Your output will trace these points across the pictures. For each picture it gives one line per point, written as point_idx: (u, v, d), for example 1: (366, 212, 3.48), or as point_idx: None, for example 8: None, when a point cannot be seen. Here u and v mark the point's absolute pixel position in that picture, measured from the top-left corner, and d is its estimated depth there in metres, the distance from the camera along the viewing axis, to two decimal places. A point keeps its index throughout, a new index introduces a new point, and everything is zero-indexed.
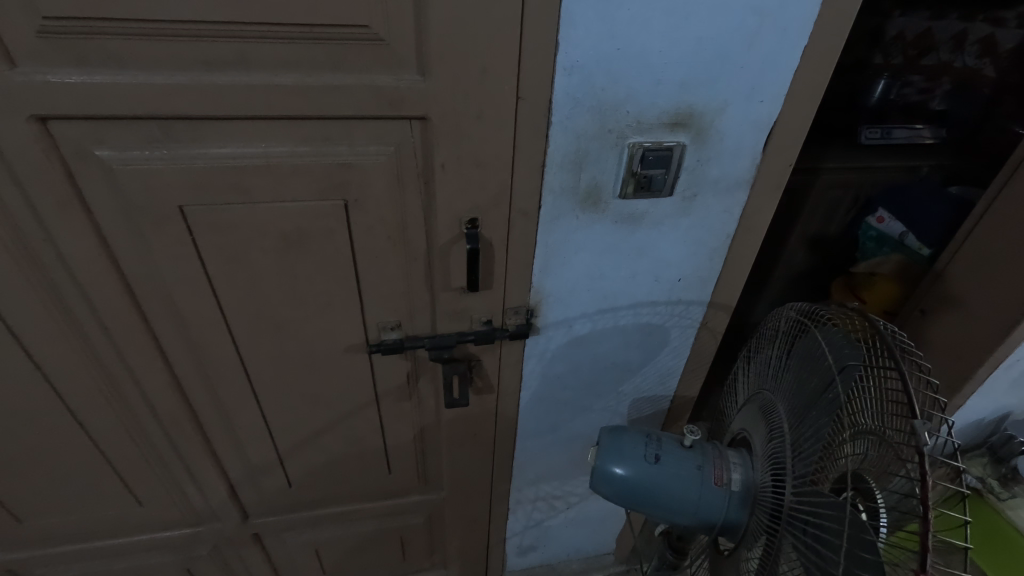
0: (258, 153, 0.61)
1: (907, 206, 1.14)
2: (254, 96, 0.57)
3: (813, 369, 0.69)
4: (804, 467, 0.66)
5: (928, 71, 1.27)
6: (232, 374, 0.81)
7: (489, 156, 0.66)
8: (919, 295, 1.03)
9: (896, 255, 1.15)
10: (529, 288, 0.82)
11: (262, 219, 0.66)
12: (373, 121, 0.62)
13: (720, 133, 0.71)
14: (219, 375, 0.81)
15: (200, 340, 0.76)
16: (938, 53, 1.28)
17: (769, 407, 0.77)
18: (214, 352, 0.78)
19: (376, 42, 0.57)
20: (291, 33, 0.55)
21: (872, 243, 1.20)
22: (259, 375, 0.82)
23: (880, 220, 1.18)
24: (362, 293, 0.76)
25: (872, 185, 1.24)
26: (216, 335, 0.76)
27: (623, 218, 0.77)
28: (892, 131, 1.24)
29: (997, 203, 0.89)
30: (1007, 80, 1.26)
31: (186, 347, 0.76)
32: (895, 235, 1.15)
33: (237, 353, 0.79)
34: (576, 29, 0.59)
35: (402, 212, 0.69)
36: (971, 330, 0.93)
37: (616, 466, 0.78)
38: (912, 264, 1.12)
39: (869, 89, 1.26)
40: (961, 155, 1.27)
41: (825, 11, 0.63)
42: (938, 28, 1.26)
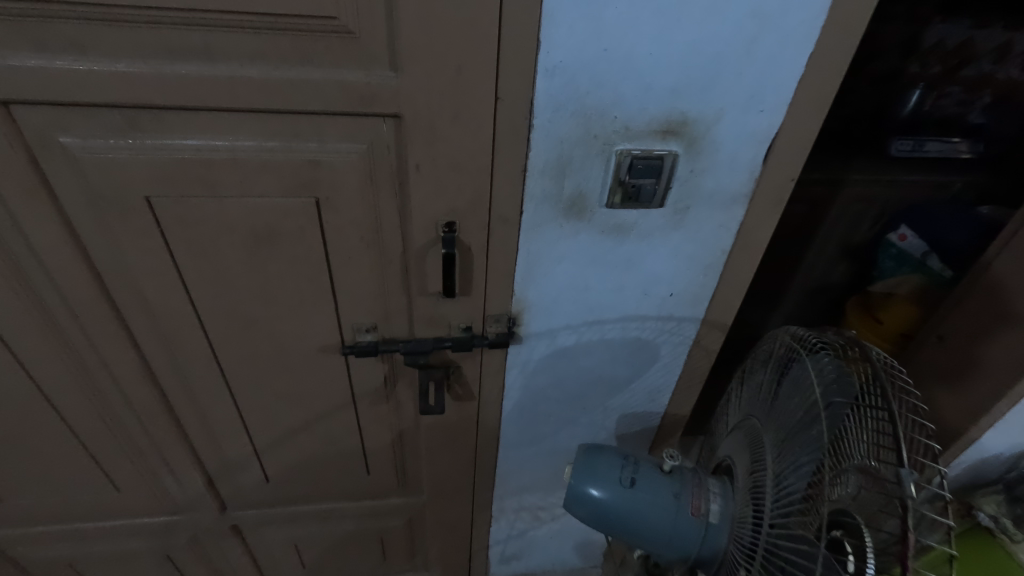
0: (225, 146, 0.59)
1: (928, 226, 1.08)
2: (219, 87, 0.55)
3: (801, 400, 0.65)
4: (786, 505, 0.62)
5: (968, 83, 1.18)
6: (205, 367, 0.80)
7: (465, 158, 0.63)
8: (937, 321, 0.99)
9: (915, 277, 1.10)
10: (510, 296, 0.79)
11: (231, 214, 0.65)
12: (345, 119, 0.60)
13: (715, 143, 0.67)
14: (193, 369, 0.80)
15: (172, 332, 0.75)
16: (979, 64, 1.17)
17: (755, 436, 0.73)
18: (186, 345, 0.77)
19: (345, 35, 0.54)
20: (254, 24, 0.53)
21: (891, 261, 1.15)
22: (232, 371, 0.81)
23: (902, 238, 1.11)
24: (336, 293, 0.74)
25: (897, 201, 1.17)
26: (187, 328, 0.75)
27: (610, 229, 0.73)
28: (924, 144, 1.17)
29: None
30: None
31: (159, 340, 0.75)
32: (916, 255, 1.10)
33: (209, 348, 0.78)
34: (559, 28, 0.56)
35: (377, 214, 0.67)
36: (988, 360, 0.89)
37: (591, 487, 0.74)
38: (931, 287, 1.09)
39: (903, 99, 1.19)
40: (994, 175, 1.19)
41: (833, 16, 0.58)
42: (981, 38, 1.15)
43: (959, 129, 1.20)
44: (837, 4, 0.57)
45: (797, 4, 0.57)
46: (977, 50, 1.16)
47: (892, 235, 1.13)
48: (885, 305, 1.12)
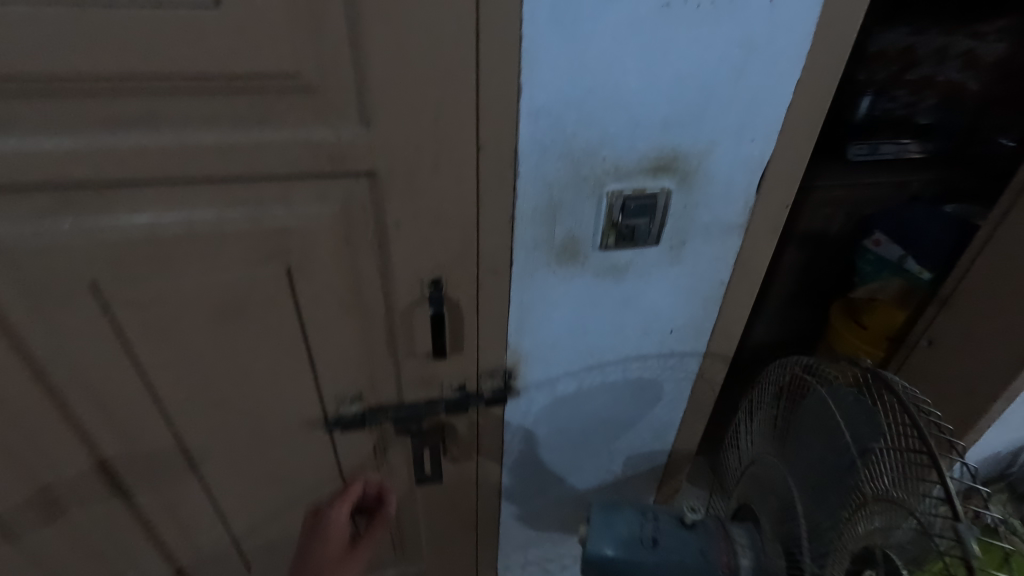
0: (182, 219, 0.54)
1: (901, 229, 1.09)
2: (170, 157, 0.50)
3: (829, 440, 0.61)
4: (823, 548, 0.59)
5: (914, 84, 1.10)
6: (170, 457, 0.71)
7: (449, 211, 0.59)
8: (925, 324, 0.99)
9: (896, 279, 1.10)
10: (505, 349, 0.74)
11: (193, 291, 0.58)
12: (315, 180, 0.54)
13: (708, 176, 0.64)
14: (156, 460, 0.71)
15: (129, 423, 0.67)
16: (922, 67, 1.08)
17: (775, 474, 0.70)
18: (146, 436, 0.68)
19: (310, 91, 0.49)
20: (206, 86, 0.47)
21: (870, 267, 1.14)
22: (202, 457, 0.73)
23: (877, 243, 1.11)
24: (315, 362, 0.68)
25: (867, 207, 1.18)
26: (147, 418, 0.67)
27: (605, 271, 0.69)
28: (879, 147, 1.14)
29: (1000, 230, 0.85)
30: (991, 93, 1.12)
31: (117, 434, 0.67)
32: (894, 259, 1.09)
33: (173, 436, 0.70)
34: (541, 70, 0.52)
35: (355, 276, 0.62)
36: (982, 362, 0.89)
37: (608, 548, 0.69)
38: (915, 289, 1.08)
39: (854, 106, 1.10)
40: (955, 168, 1.18)
41: (819, 40, 0.56)
42: (922, 42, 1.05)
43: (909, 131, 1.15)
44: (822, 27, 0.55)
45: (782, 31, 0.55)
46: (919, 53, 1.06)
47: (867, 241, 1.13)
48: (869, 311, 1.15)
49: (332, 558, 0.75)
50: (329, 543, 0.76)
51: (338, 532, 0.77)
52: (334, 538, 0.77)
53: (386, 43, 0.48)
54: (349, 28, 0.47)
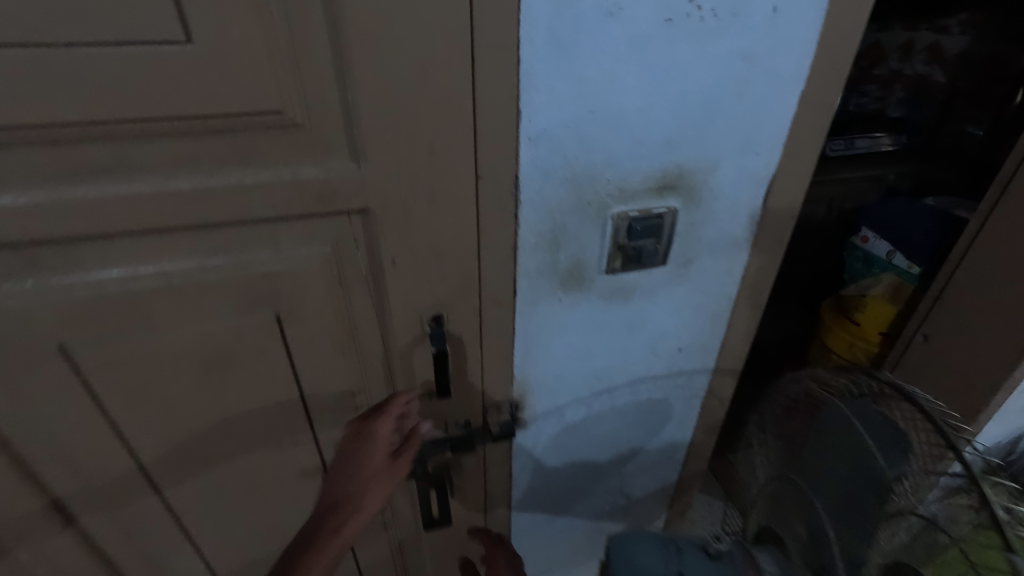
0: (158, 271, 0.50)
1: (887, 224, 1.09)
2: (141, 206, 0.46)
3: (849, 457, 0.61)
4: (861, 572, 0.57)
5: (881, 80, 1.18)
6: (156, 518, 0.67)
7: (448, 245, 0.55)
8: (920, 318, 0.97)
9: (887, 275, 1.09)
10: (511, 380, 0.70)
11: (173, 345, 0.54)
12: (302, 220, 0.51)
13: (714, 192, 0.61)
14: (141, 523, 0.66)
15: (109, 487, 0.62)
16: (888, 62, 1.17)
17: (795, 493, 0.68)
18: (129, 498, 0.64)
19: (293, 128, 0.46)
20: (179, 127, 0.43)
21: (860, 263, 1.14)
22: (191, 514, 0.68)
23: (865, 239, 1.12)
24: (309, 410, 0.64)
25: (846, 201, 1.19)
26: (128, 479, 0.62)
27: (611, 294, 0.66)
28: (855, 141, 1.17)
29: (988, 224, 0.85)
30: (958, 84, 1.14)
31: (98, 498, 0.63)
32: (882, 255, 1.09)
33: (158, 496, 0.65)
34: (540, 93, 0.49)
35: (350, 318, 0.58)
36: (982, 356, 0.88)
37: None
38: (905, 284, 1.06)
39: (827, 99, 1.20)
40: (930, 160, 1.17)
41: (823, 49, 0.54)
42: (886, 39, 1.15)
43: (882, 125, 1.21)
44: (827, 35, 0.54)
45: (786, 42, 0.53)
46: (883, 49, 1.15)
47: (856, 238, 1.14)
48: (858, 306, 1.12)
49: (374, 463, 0.60)
50: (362, 462, 0.60)
51: (377, 447, 0.61)
52: (365, 470, 0.60)
53: (375, 73, 0.44)
54: (334, 58, 0.43)
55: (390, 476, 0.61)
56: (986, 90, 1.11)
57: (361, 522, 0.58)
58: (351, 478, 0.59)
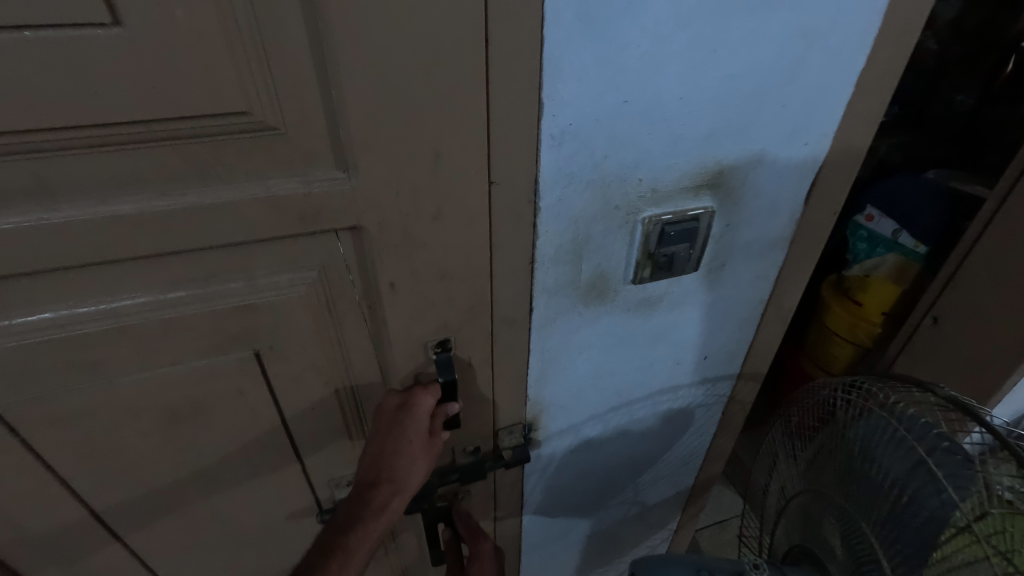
0: (103, 310, 0.42)
1: (894, 202, 1.01)
2: (74, 239, 0.37)
3: (892, 481, 0.53)
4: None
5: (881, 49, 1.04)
6: (134, 566, 0.61)
7: (456, 265, 0.47)
8: (930, 300, 0.90)
9: (893, 255, 1.01)
10: (524, 402, 0.63)
11: (136, 393, 0.47)
12: (281, 243, 0.42)
13: (755, 190, 0.54)
14: (117, 571, 0.61)
15: (72, 542, 0.56)
16: None
17: (830, 509, 0.62)
18: (99, 551, 0.58)
19: (265, 133, 0.36)
20: (118, 137, 0.34)
21: (863, 244, 1.06)
22: (173, 560, 0.63)
23: (870, 218, 1.03)
24: (297, 446, 0.57)
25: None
26: (95, 534, 0.56)
27: (637, 305, 0.59)
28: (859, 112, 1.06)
29: (1008, 204, 0.77)
30: (950, 52, 1.06)
31: (64, 549, 0.56)
32: (887, 234, 1.01)
33: (129, 547, 0.59)
34: (567, 82, 0.40)
35: (341, 348, 0.50)
36: (994, 342, 0.82)
37: None
38: (911, 264, 0.99)
39: None
40: (913, 130, 1.12)
41: (889, 22, 0.46)
42: None
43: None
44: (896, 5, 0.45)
45: (850, 15, 0.45)
46: None
47: (859, 217, 1.05)
48: (863, 288, 1.03)
49: (414, 447, 0.53)
50: (401, 445, 0.52)
51: (420, 429, 0.52)
52: (404, 453, 0.53)
53: (364, 65, 0.35)
54: (312, 47, 0.34)
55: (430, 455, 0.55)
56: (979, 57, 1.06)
57: (403, 499, 0.54)
58: (391, 459, 0.53)
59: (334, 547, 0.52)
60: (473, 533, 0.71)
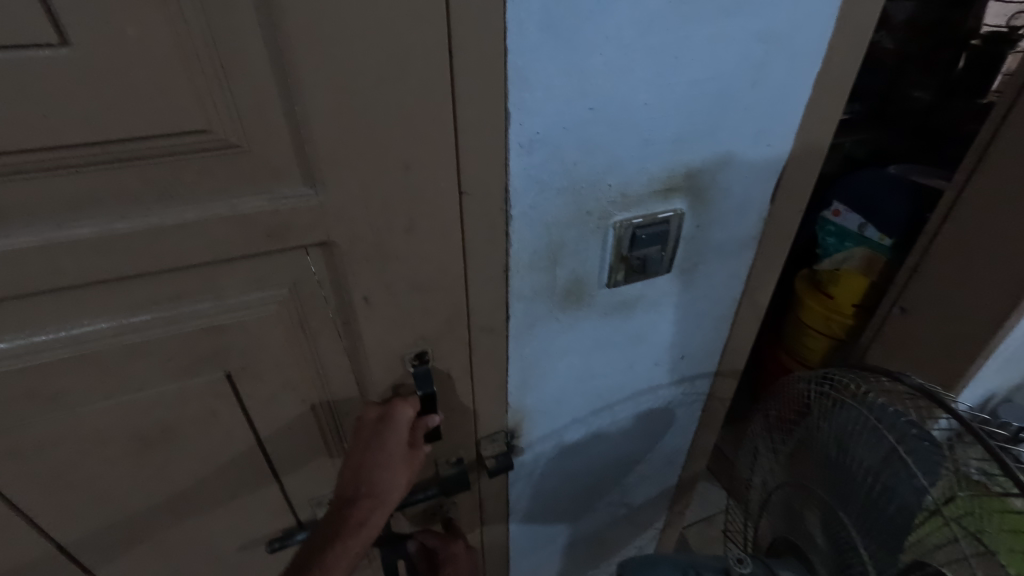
0: (63, 338, 0.40)
1: (861, 197, 1.03)
2: (29, 266, 0.36)
3: (867, 471, 0.55)
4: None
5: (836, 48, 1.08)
6: None
7: (431, 277, 0.47)
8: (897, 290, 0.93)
9: (860, 249, 1.04)
10: (505, 409, 0.63)
11: (100, 422, 0.45)
12: (249, 261, 0.42)
13: (723, 190, 0.55)
14: None
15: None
16: None
17: (808, 499, 0.63)
18: None
19: (226, 150, 0.36)
20: (70, 159, 0.33)
21: (832, 239, 1.09)
22: None
23: (836, 214, 1.07)
24: (275, 467, 0.56)
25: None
26: (63, 568, 0.54)
27: (614, 308, 0.60)
28: None
29: (965, 195, 0.80)
30: (906, 50, 1.09)
31: None
32: (854, 229, 1.04)
33: None
34: (533, 90, 0.41)
35: (317, 365, 0.50)
36: (959, 328, 0.84)
37: None
38: (878, 256, 1.02)
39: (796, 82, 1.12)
40: (879, 125, 1.16)
41: (844, 25, 0.48)
42: None
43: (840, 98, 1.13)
44: (849, 8, 0.47)
45: (805, 19, 0.46)
46: None
47: (827, 213, 1.08)
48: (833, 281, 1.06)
49: (394, 461, 0.52)
50: (381, 457, 0.51)
51: (401, 441, 0.52)
52: (384, 467, 0.52)
53: (327, 79, 0.35)
54: (273, 62, 0.34)
55: (412, 468, 0.54)
56: (937, 52, 1.11)
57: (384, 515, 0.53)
58: (371, 475, 0.52)
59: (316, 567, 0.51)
60: (444, 537, 0.69)
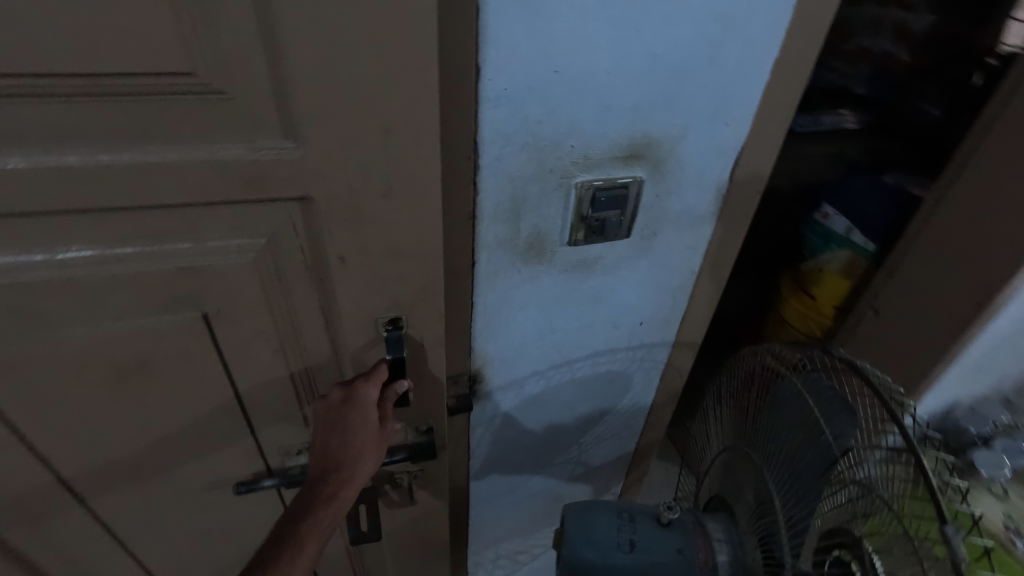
0: (52, 259, 0.45)
1: (850, 200, 1.01)
2: (18, 187, 0.40)
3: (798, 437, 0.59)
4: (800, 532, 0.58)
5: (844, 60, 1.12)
6: (81, 521, 0.64)
7: (405, 243, 0.51)
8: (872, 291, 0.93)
9: (844, 251, 1.02)
10: (469, 353, 0.68)
11: (86, 346, 0.50)
12: (228, 206, 0.46)
13: (680, 163, 0.59)
14: (63, 527, 0.64)
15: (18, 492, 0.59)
16: (856, 40, 1.10)
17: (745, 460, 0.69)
18: (45, 503, 0.61)
19: (206, 95, 0.40)
20: (61, 91, 0.38)
21: (820, 240, 1.07)
22: (118, 518, 0.66)
23: (825, 216, 1.05)
24: (248, 414, 0.61)
25: (806, 175, 1.14)
26: (44, 486, 0.59)
27: (574, 266, 0.64)
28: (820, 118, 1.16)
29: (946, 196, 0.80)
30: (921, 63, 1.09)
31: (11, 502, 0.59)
32: (840, 232, 1.02)
33: (77, 501, 0.62)
34: (500, 49, 0.45)
35: (291, 316, 0.54)
36: (922, 330, 0.83)
37: (584, 549, 0.69)
38: (859, 259, 0.99)
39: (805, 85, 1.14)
40: (886, 135, 1.15)
41: (798, 20, 0.52)
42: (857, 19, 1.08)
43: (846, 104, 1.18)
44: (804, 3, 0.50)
45: (761, 7, 0.50)
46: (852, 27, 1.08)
47: (817, 214, 1.07)
48: (817, 280, 1.05)
49: (359, 439, 0.57)
50: (347, 437, 0.57)
51: (367, 415, 0.57)
52: (350, 446, 0.57)
53: (311, 50, 0.39)
54: (261, 30, 0.38)
55: (379, 444, 0.59)
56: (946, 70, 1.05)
57: (353, 491, 0.58)
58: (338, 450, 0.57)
59: (288, 537, 0.55)
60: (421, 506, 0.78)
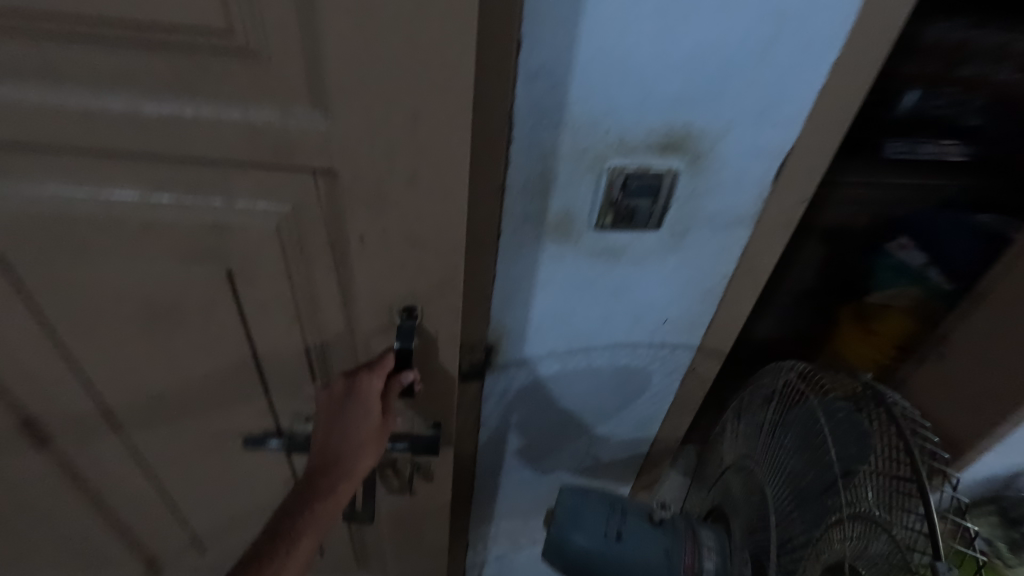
0: (101, 194, 0.49)
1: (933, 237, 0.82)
2: (73, 123, 0.44)
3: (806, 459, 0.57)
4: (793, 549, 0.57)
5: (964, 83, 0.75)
6: (113, 441, 0.70)
7: (423, 229, 0.51)
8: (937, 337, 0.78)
9: (914, 288, 0.84)
10: (488, 324, 0.69)
11: (125, 282, 0.54)
12: (258, 168, 0.47)
13: (719, 162, 0.57)
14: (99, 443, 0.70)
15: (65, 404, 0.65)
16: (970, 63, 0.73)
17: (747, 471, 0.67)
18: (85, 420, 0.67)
19: (242, 56, 0.41)
20: (114, 38, 0.40)
21: (890, 274, 0.87)
22: (146, 444, 0.71)
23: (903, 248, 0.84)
24: (265, 373, 0.64)
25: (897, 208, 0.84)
26: (85, 402, 0.65)
27: (598, 253, 0.63)
28: (918, 149, 0.79)
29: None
30: None
31: (59, 410, 0.66)
32: (915, 266, 0.83)
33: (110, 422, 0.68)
34: (544, 22, 0.45)
35: (309, 283, 0.56)
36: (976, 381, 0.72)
37: (574, 534, 0.69)
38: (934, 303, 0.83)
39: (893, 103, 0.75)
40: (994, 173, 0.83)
41: (865, 20, 0.48)
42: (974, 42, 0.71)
43: None
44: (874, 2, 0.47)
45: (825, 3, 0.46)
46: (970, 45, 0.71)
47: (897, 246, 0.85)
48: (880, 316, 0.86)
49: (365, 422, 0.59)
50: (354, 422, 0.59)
51: (369, 407, 0.59)
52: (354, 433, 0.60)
53: (343, 21, 0.39)
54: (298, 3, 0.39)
55: (380, 438, 0.61)
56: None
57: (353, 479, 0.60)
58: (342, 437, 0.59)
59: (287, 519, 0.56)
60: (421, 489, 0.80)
